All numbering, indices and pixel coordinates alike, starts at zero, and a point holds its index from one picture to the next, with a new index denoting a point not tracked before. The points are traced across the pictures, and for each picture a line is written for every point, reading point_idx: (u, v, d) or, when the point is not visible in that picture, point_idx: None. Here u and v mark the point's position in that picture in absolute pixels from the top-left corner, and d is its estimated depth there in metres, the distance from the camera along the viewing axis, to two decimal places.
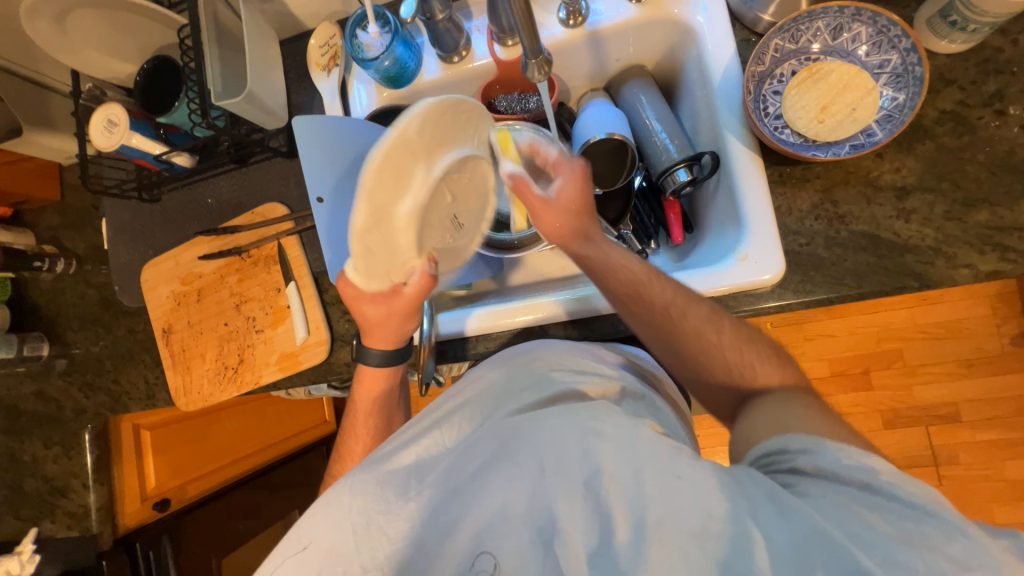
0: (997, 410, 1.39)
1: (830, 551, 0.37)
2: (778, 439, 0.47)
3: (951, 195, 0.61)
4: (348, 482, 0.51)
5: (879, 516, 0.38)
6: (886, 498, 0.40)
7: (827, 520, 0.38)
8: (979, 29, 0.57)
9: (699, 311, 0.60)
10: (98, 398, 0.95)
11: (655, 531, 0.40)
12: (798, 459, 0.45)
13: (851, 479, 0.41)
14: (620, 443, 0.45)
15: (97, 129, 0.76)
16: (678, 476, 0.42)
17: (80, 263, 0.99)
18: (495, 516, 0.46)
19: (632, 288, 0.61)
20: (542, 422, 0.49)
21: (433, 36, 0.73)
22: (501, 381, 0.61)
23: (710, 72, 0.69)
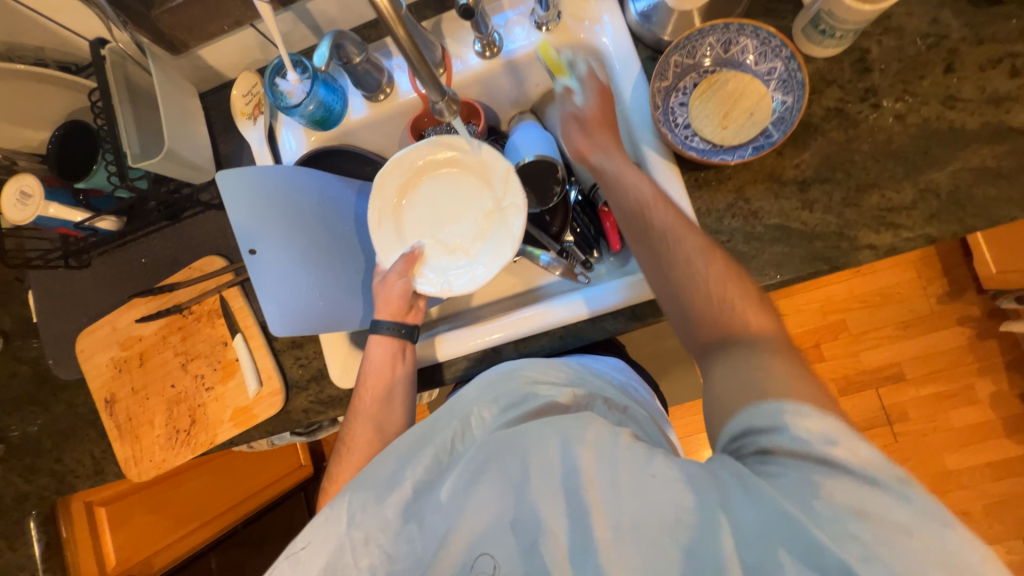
0: (935, 364, 1.50)
1: (798, 550, 0.35)
2: (760, 413, 0.41)
3: (845, 183, 0.68)
4: (347, 500, 0.54)
5: (840, 490, 0.36)
6: (843, 473, 0.37)
7: (788, 504, 0.36)
8: (846, 35, 0.64)
9: (674, 218, 0.59)
10: (41, 482, 0.89)
11: (632, 528, 0.42)
12: (758, 432, 0.41)
13: (809, 454, 0.38)
14: (602, 449, 0.46)
15: (10, 202, 0.73)
16: (652, 476, 0.43)
17: (8, 340, 0.94)
18: (488, 524, 0.48)
19: (627, 209, 0.61)
20: (530, 433, 0.51)
21: (354, 78, 0.75)
22: (483, 398, 0.61)
23: (621, 90, 0.74)
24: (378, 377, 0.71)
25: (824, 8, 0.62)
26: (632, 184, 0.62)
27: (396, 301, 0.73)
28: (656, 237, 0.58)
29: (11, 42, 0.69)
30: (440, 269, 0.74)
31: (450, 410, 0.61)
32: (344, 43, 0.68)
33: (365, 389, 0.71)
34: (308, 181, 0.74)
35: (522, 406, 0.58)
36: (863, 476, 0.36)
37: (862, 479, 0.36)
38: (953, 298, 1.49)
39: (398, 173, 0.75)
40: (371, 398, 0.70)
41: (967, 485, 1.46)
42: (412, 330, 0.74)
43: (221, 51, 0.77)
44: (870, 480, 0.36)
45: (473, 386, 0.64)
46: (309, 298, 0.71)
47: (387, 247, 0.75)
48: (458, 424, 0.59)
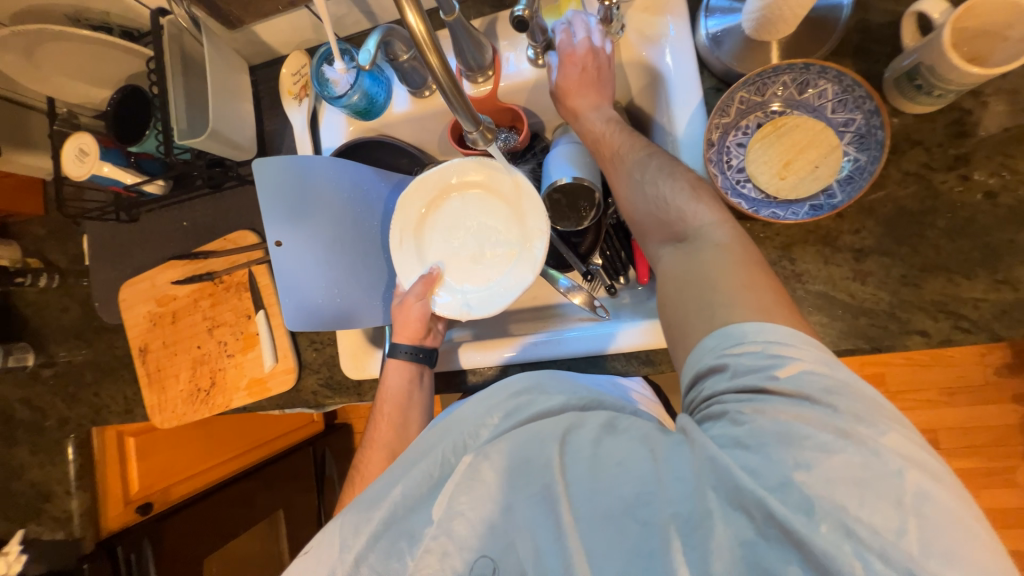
0: (977, 439, 1.39)
1: (724, 487, 0.39)
2: (713, 339, 0.44)
3: (909, 260, 0.61)
4: (339, 523, 0.50)
5: (777, 423, 0.39)
6: (777, 411, 0.39)
7: (726, 458, 0.39)
8: (944, 95, 0.56)
9: (664, 168, 0.57)
10: (80, 410, 0.98)
11: (601, 518, 0.43)
12: (705, 378, 0.44)
13: (751, 394, 0.41)
14: (573, 443, 0.48)
15: (69, 158, 0.77)
16: (616, 462, 0.45)
17: (63, 277, 1.01)
18: (478, 531, 0.46)
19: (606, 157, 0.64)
20: (515, 440, 0.49)
21: (400, 74, 0.73)
22: (482, 410, 0.54)
23: (675, 121, 0.68)
24: (395, 404, 0.71)
25: (924, 61, 0.54)
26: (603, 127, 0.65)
27: (414, 325, 0.72)
28: (644, 183, 0.58)
29: (81, 4, 0.71)
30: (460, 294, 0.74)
31: (447, 425, 0.54)
32: (393, 40, 0.65)
33: (381, 415, 0.72)
34: (343, 175, 0.73)
35: (517, 411, 0.53)
36: (796, 402, 0.39)
37: (797, 404, 0.39)
38: (1013, 371, 1.36)
39: (423, 195, 0.76)
40: (388, 424, 0.71)
41: None
42: (431, 352, 0.74)
43: (275, 28, 0.77)
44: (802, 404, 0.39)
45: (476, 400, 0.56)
46: (327, 293, 0.73)
47: (408, 266, 0.75)
48: (452, 439, 0.53)
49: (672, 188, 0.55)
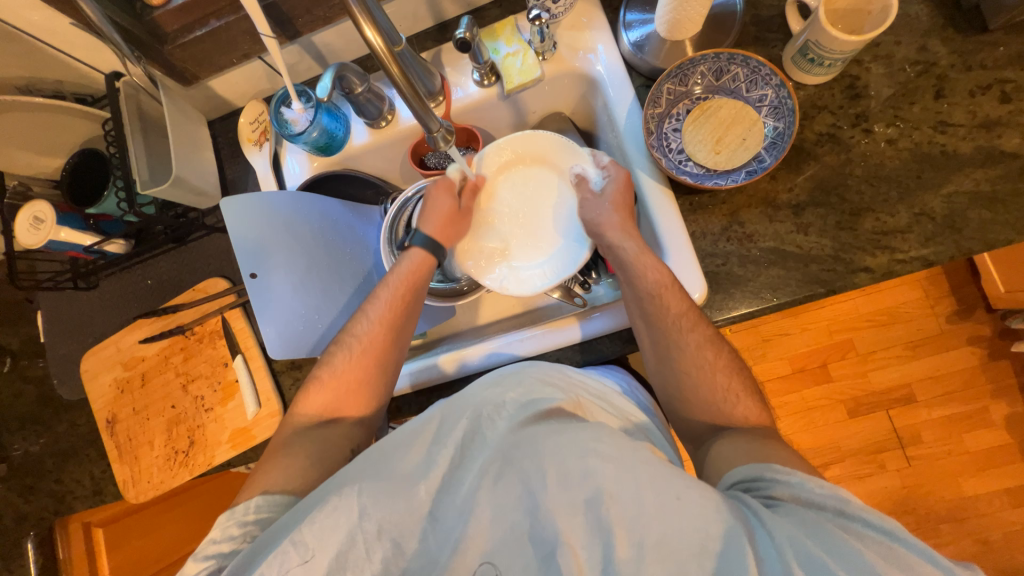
0: (946, 386, 1.46)
1: (812, 567, 0.41)
2: (754, 467, 0.53)
3: (840, 208, 0.68)
4: (357, 491, 0.49)
5: (851, 535, 0.44)
6: (860, 523, 0.45)
7: (808, 539, 0.43)
8: (834, 64, 0.65)
9: (702, 337, 0.64)
10: (41, 501, 0.90)
11: (655, 549, 0.43)
12: (774, 483, 0.50)
13: (827, 505, 0.47)
14: (622, 463, 0.48)
15: (23, 226, 0.75)
16: (677, 497, 0.45)
17: (16, 360, 0.95)
18: (504, 535, 0.47)
19: (644, 297, 0.66)
20: (548, 441, 0.51)
21: (355, 106, 0.77)
22: (494, 399, 0.58)
23: (616, 116, 0.75)
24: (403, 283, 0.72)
25: (811, 38, 0.64)
26: (649, 274, 0.66)
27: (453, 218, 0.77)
28: (677, 341, 0.64)
29: (32, 76, 0.72)
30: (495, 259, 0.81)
31: (453, 409, 0.58)
32: (347, 74, 0.70)
33: (390, 296, 0.70)
34: (312, 207, 0.76)
35: (531, 404, 0.57)
36: (867, 521, 0.44)
37: (867, 524, 0.44)
38: (962, 317, 1.46)
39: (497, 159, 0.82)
40: (393, 309, 0.69)
41: (985, 513, 1.40)
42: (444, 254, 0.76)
43: (230, 81, 0.80)
44: (874, 525, 0.44)
45: (485, 388, 0.60)
46: (304, 320, 0.75)
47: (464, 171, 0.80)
48: (465, 421, 0.56)
49: (712, 361, 0.64)
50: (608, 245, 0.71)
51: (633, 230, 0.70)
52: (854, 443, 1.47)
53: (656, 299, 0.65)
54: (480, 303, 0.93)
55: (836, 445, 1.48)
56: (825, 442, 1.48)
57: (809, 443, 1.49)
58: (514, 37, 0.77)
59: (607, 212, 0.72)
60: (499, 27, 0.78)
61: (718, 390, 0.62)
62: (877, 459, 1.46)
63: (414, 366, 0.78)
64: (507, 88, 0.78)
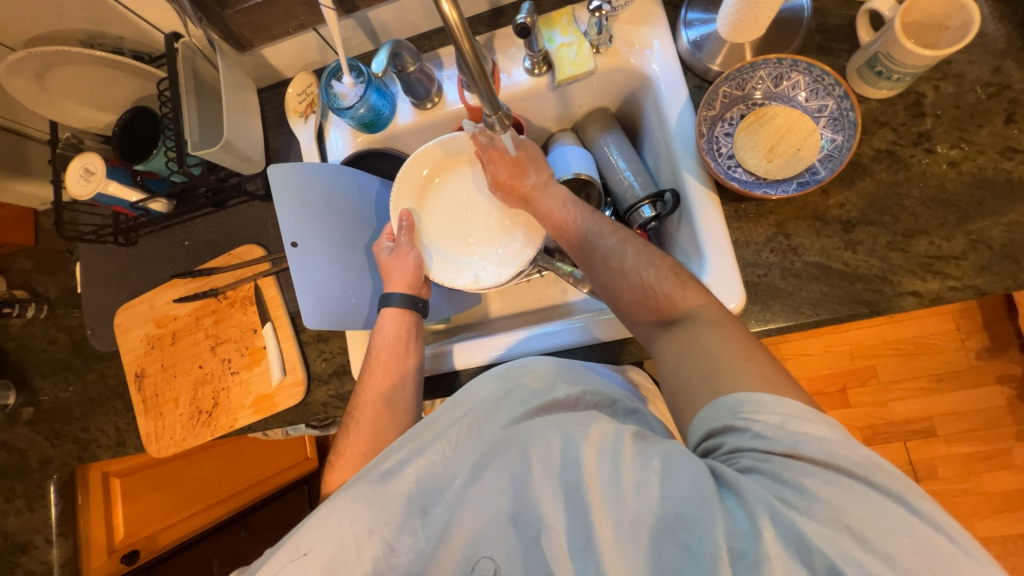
0: (970, 423, 1.41)
1: (779, 527, 0.40)
2: (707, 417, 0.49)
3: (891, 228, 0.66)
4: (349, 495, 0.51)
5: (805, 476, 0.41)
6: (809, 461, 0.42)
7: (764, 488, 0.42)
8: (902, 78, 0.63)
9: (639, 258, 0.63)
10: (66, 447, 0.92)
11: (631, 528, 0.44)
12: (724, 433, 0.47)
13: (776, 448, 0.44)
14: (604, 446, 0.48)
15: (74, 177, 0.77)
16: (655, 474, 0.45)
17: (52, 308, 0.98)
18: (492, 520, 0.48)
19: (582, 245, 0.69)
20: (534, 425, 0.52)
21: (405, 85, 0.77)
22: (497, 392, 0.59)
23: (667, 116, 0.74)
24: (391, 350, 0.71)
25: (882, 49, 0.61)
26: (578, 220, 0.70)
27: (410, 274, 0.75)
28: (610, 266, 0.65)
29: (96, 30, 0.74)
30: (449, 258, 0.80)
31: (462, 404, 0.59)
32: (401, 52, 0.70)
33: (379, 361, 0.70)
34: (353, 180, 0.76)
35: (534, 399, 0.57)
36: (818, 460, 0.42)
37: (819, 465, 0.41)
38: (993, 354, 1.41)
39: (413, 176, 0.80)
40: (383, 372, 0.70)
41: (997, 556, 1.37)
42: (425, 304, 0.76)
43: (283, 52, 0.81)
44: (825, 465, 0.41)
45: (483, 379, 0.62)
46: (340, 293, 0.75)
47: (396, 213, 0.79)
48: (465, 418, 0.57)
49: (649, 272, 0.61)
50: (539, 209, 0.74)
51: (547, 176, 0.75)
52: None
53: (591, 240, 0.68)
54: (505, 294, 0.92)
55: None
56: None
57: None
58: (571, 28, 0.76)
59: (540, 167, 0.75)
60: (556, 17, 0.77)
61: None
62: None
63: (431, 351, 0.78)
64: (558, 78, 0.77)
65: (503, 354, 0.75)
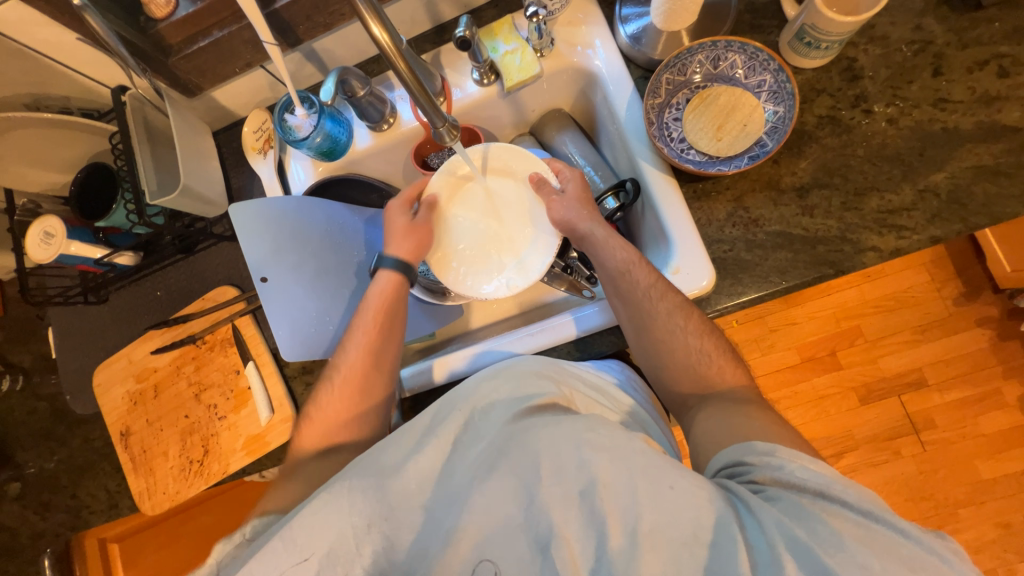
0: (957, 369, 1.45)
1: (800, 555, 0.41)
2: (736, 449, 0.52)
3: (844, 188, 0.68)
4: (348, 486, 0.50)
5: (834, 516, 0.43)
6: (840, 504, 0.44)
7: (793, 523, 0.43)
8: (830, 46, 0.66)
9: (673, 305, 0.64)
10: (57, 517, 0.90)
11: (648, 537, 0.44)
12: (754, 468, 0.49)
13: (807, 487, 0.46)
14: (618, 454, 0.47)
15: (34, 242, 0.76)
16: (670, 487, 0.45)
17: (28, 376, 0.96)
18: (499, 527, 0.47)
19: (614, 276, 0.68)
20: (540, 434, 0.50)
21: (358, 110, 0.78)
22: (491, 395, 0.59)
23: (616, 109, 0.76)
24: (378, 310, 0.71)
25: (807, 21, 0.64)
26: (617, 253, 0.69)
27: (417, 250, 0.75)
28: (651, 311, 0.65)
29: (40, 93, 0.74)
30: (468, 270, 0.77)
31: (453, 402, 0.60)
32: (349, 79, 0.71)
33: (368, 322, 0.71)
34: (316, 211, 0.77)
35: (529, 399, 0.56)
36: (845, 502, 0.44)
37: (846, 505, 0.44)
38: (969, 299, 1.45)
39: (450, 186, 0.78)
40: (367, 337, 0.70)
41: (1003, 496, 1.39)
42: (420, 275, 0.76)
43: (233, 92, 0.82)
44: (853, 507, 0.44)
45: (482, 381, 0.61)
46: (318, 321, 0.76)
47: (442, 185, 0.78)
48: (462, 417, 0.57)
49: (683, 322, 0.64)
50: (580, 233, 0.72)
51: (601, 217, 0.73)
52: (868, 431, 1.46)
53: (626, 274, 0.67)
54: (485, 302, 0.93)
55: (849, 433, 1.47)
56: (839, 431, 1.47)
57: (820, 432, 1.48)
58: (513, 35, 0.78)
59: (575, 206, 0.73)
60: (496, 26, 0.78)
61: (726, 376, 0.63)
62: (892, 445, 1.44)
63: (409, 370, 0.78)
64: (507, 85, 0.79)
65: (482, 362, 0.75)
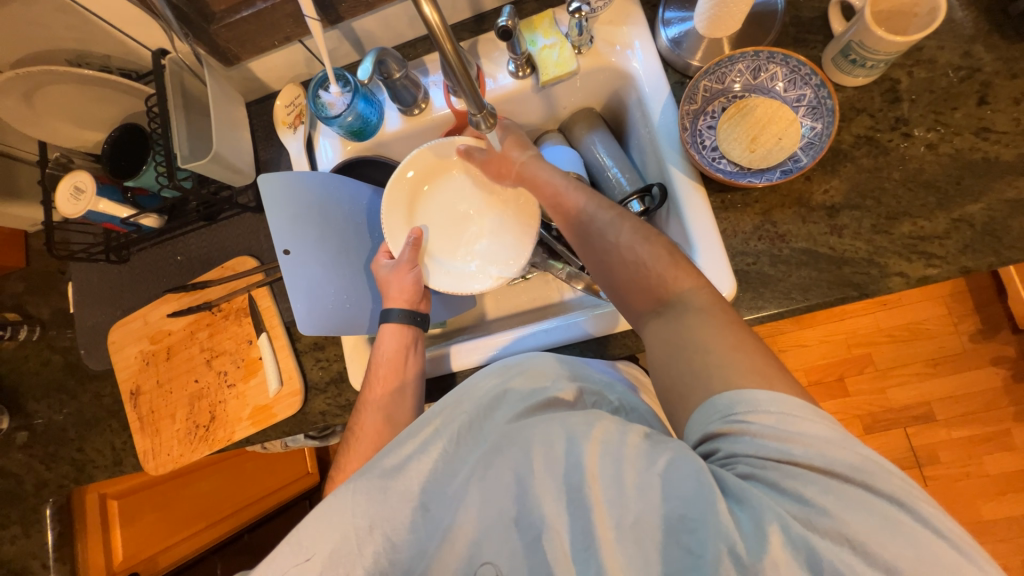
0: (968, 406, 1.42)
1: (788, 538, 0.39)
2: (699, 417, 0.47)
3: (875, 211, 0.67)
4: (352, 488, 0.51)
5: (812, 489, 0.40)
6: (812, 471, 0.41)
7: (778, 503, 0.40)
8: (876, 65, 0.65)
9: (613, 215, 0.63)
10: (61, 469, 0.91)
11: (633, 529, 0.43)
12: (720, 438, 0.45)
13: (770, 455, 0.43)
14: (608, 445, 0.47)
15: (64, 196, 0.78)
16: (659, 475, 0.44)
17: (45, 329, 0.97)
18: (493, 522, 0.47)
19: (555, 202, 0.69)
20: (537, 429, 0.50)
21: (392, 92, 0.78)
22: (496, 391, 0.59)
23: (650, 113, 0.76)
24: (390, 366, 0.70)
25: (854, 38, 0.63)
26: (556, 176, 0.70)
27: (408, 290, 0.75)
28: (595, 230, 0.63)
29: (82, 49, 0.75)
30: (440, 263, 0.81)
31: (458, 399, 0.60)
32: (387, 59, 0.71)
33: (382, 371, 0.70)
34: (343, 189, 0.77)
35: (534, 396, 0.57)
36: (823, 471, 0.41)
37: (823, 475, 0.41)
38: (987, 337, 1.42)
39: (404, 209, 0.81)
40: (383, 389, 0.69)
41: (1003, 539, 1.36)
42: (424, 318, 0.76)
43: (270, 64, 0.82)
44: (830, 475, 0.41)
45: (482, 375, 0.63)
46: (335, 300, 0.75)
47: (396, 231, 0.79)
48: (464, 412, 0.57)
49: (616, 232, 0.62)
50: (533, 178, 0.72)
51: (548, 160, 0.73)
52: None
53: (562, 198, 0.68)
54: (499, 296, 0.93)
55: None
56: None
57: None
58: (554, 30, 0.77)
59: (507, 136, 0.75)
60: (538, 19, 0.78)
61: None
62: None
63: None
64: (542, 80, 0.78)
65: (498, 355, 0.75)
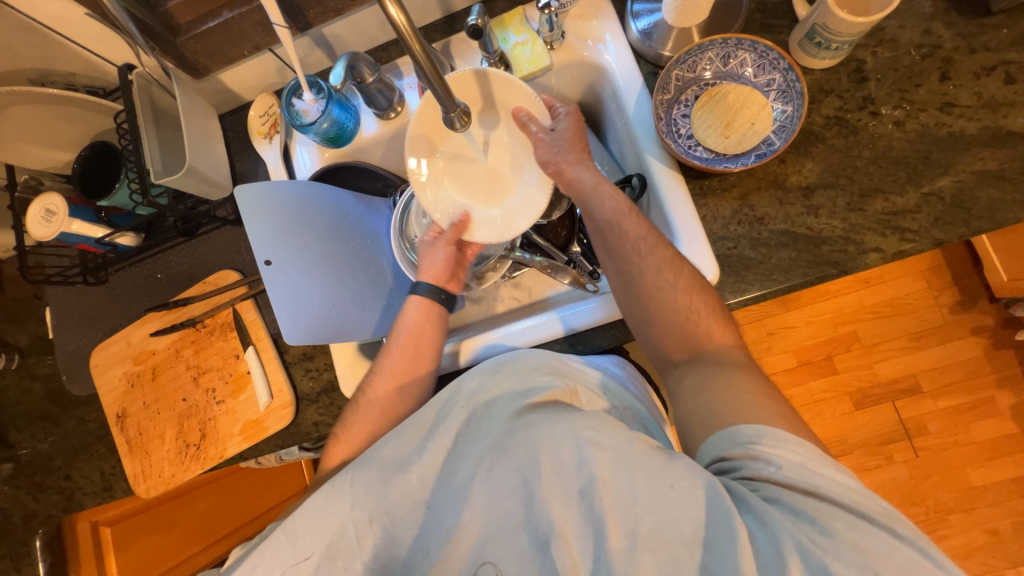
0: (952, 376, 1.46)
1: (807, 562, 0.40)
2: (725, 438, 0.51)
3: (849, 189, 0.69)
4: (349, 480, 0.52)
5: (828, 517, 0.43)
6: (831, 504, 0.44)
7: (794, 525, 0.42)
8: (841, 47, 0.66)
9: (662, 259, 0.64)
10: (50, 499, 0.89)
11: (647, 538, 0.43)
12: (746, 463, 0.48)
13: (797, 486, 0.45)
14: (617, 453, 0.47)
15: (35, 219, 0.76)
16: (669, 486, 0.44)
17: (24, 357, 0.95)
18: (499, 525, 0.48)
19: (603, 227, 0.68)
20: (542, 432, 0.50)
21: (366, 97, 0.77)
22: (495, 391, 0.58)
23: (625, 104, 0.76)
24: (410, 336, 0.71)
25: (818, 21, 0.64)
26: (606, 203, 0.68)
27: (440, 265, 0.75)
28: (640, 260, 0.64)
29: (45, 68, 0.73)
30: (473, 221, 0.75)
31: (452, 391, 0.60)
32: (358, 64, 0.71)
33: (412, 339, 0.71)
34: (322, 196, 0.78)
35: (529, 393, 0.56)
36: (837, 502, 0.44)
37: (838, 506, 0.43)
38: (966, 308, 1.46)
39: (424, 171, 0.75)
40: (401, 357, 0.70)
41: (994, 503, 1.40)
42: (449, 297, 0.76)
43: (241, 74, 0.81)
44: (844, 506, 0.43)
45: (481, 378, 0.60)
46: (321, 309, 0.73)
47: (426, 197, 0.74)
48: (460, 408, 0.57)
49: (672, 278, 0.63)
50: (570, 180, 0.71)
51: (591, 162, 0.72)
52: (860, 435, 1.47)
53: (615, 226, 0.67)
54: (487, 295, 0.93)
55: (843, 437, 1.48)
56: (832, 435, 1.48)
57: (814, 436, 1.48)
58: (524, 26, 0.78)
59: (565, 148, 0.71)
60: (508, 16, 0.78)
61: None
62: (884, 450, 1.45)
63: None
64: (517, 76, 0.78)
65: (484, 351, 0.75)
